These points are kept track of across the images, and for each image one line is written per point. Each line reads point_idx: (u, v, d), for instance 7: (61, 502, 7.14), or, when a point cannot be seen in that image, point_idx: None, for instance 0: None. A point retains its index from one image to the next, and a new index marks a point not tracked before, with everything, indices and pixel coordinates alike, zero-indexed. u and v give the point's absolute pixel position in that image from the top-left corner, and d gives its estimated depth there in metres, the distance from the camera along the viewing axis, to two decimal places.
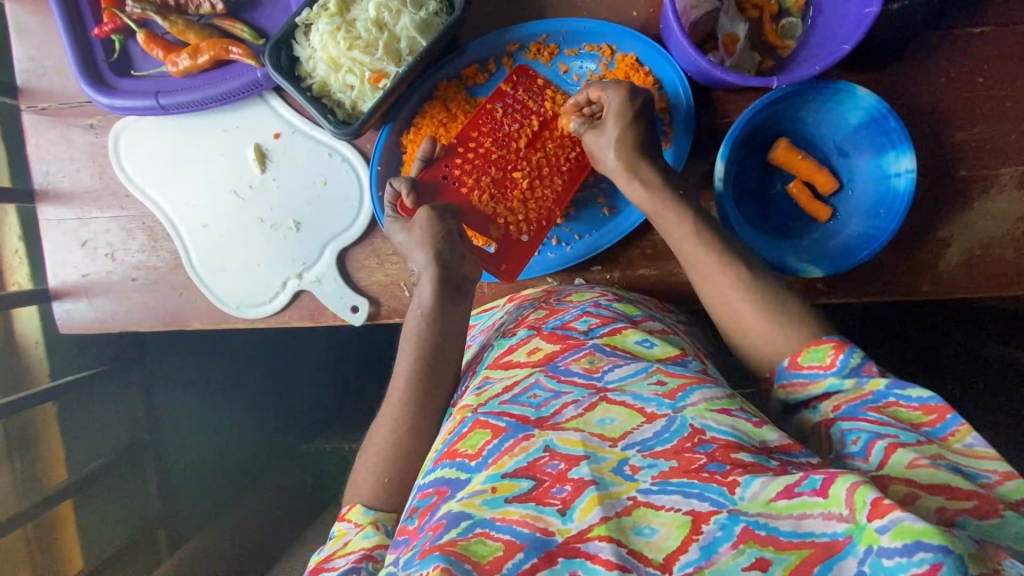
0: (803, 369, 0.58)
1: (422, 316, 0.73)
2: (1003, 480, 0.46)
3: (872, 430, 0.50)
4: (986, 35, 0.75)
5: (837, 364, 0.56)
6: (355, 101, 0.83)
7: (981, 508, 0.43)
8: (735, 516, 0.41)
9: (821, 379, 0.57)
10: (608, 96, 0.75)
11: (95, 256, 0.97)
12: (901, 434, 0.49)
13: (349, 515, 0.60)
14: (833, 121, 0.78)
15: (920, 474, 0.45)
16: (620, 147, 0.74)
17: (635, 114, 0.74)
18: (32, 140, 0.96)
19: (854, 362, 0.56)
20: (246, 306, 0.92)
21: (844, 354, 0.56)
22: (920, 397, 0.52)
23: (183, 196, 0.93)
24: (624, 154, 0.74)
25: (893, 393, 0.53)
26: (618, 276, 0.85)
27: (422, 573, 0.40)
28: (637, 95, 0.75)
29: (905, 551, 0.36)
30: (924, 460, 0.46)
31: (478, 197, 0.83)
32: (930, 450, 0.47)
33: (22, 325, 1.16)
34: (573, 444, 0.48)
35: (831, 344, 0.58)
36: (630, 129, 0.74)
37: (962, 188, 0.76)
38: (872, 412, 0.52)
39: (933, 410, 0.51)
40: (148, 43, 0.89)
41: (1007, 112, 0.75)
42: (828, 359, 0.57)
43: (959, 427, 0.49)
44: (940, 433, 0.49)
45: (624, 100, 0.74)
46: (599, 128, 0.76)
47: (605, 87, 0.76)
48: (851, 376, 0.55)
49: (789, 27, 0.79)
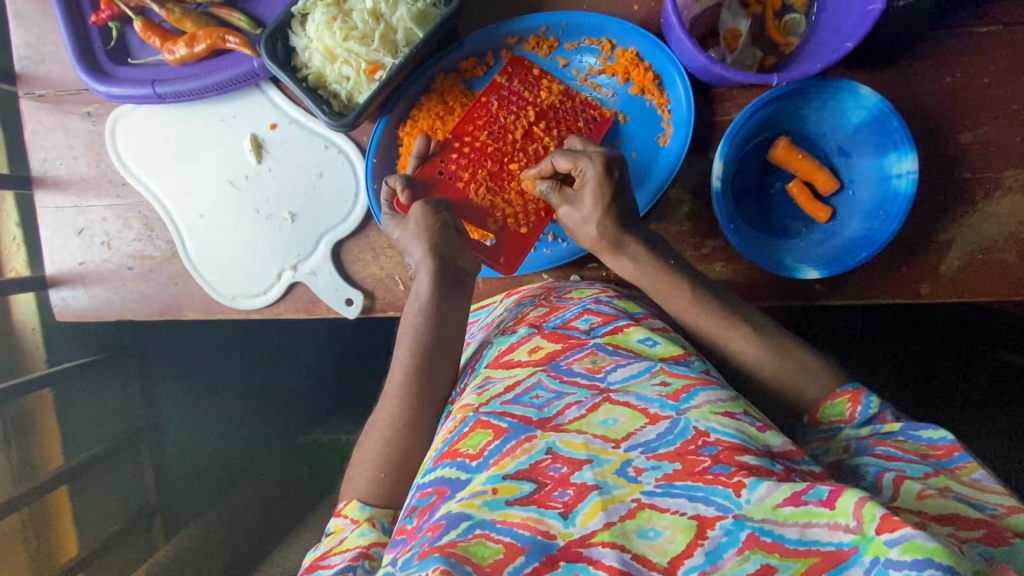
0: (823, 424, 0.61)
1: (421, 310, 0.72)
2: (1011, 512, 0.45)
3: (879, 464, 0.51)
4: (993, 36, 0.74)
5: (856, 415, 0.59)
6: (351, 93, 0.81)
7: (987, 536, 0.43)
8: (741, 521, 0.41)
9: (841, 430, 0.59)
10: (580, 168, 0.72)
11: (91, 245, 0.95)
12: (909, 467, 0.50)
13: (345, 511, 0.60)
14: (834, 120, 0.78)
15: (927, 505, 0.46)
16: (598, 226, 0.72)
17: (612, 190, 0.72)
18: (30, 127, 0.94)
19: (871, 411, 0.58)
20: (241, 297, 0.92)
21: (862, 404, 0.59)
22: (929, 437, 0.54)
23: (180, 185, 0.92)
24: (603, 231, 0.72)
25: (905, 434, 0.55)
26: (614, 273, 0.85)
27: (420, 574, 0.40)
28: (612, 167, 0.72)
29: (915, 565, 0.35)
30: (932, 491, 0.47)
31: (474, 190, 0.82)
32: (938, 482, 0.48)
33: (20, 312, 1.14)
34: (577, 447, 0.48)
35: (847, 395, 0.61)
36: (610, 210, 0.72)
37: (966, 190, 0.76)
38: (880, 449, 0.54)
39: (942, 448, 0.52)
40: (145, 32, 0.87)
41: (1013, 114, 0.75)
42: (847, 411, 0.60)
43: (966, 463, 0.50)
44: (948, 466, 0.51)
45: (599, 175, 0.71)
46: (575, 204, 0.73)
47: (577, 159, 0.72)
48: (868, 424, 0.58)
49: (793, 24, 0.78)
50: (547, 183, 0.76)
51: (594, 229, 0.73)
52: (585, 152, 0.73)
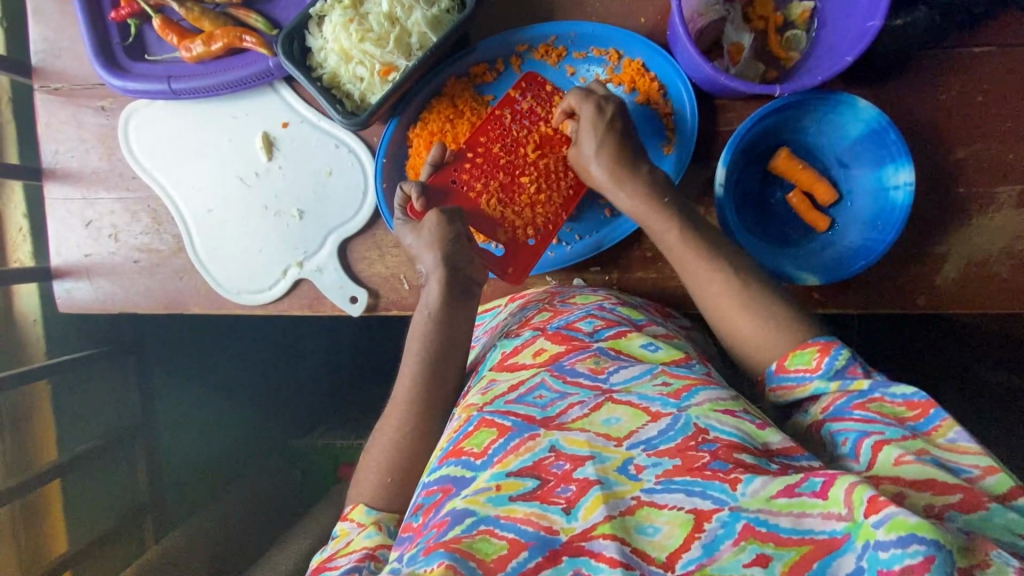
0: (789, 373, 0.61)
1: (429, 317, 0.74)
2: (986, 475, 0.47)
3: (858, 429, 0.52)
4: (987, 55, 0.77)
5: (823, 366, 0.59)
6: (365, 93, 0.83)
7: (965, 501, 0.45)
8: (736, 513, 0.42)
9: (807, 382, 0.59)
10: (580, 106, 0.77)
11: (98, 237, 0.97)
12: (887, 430, 0.51)
13: (352, 514, 0.61)
14: (834, 131, 0.80)
15: (905, 471, 0.47)
16: (601, 163, 0.76)
17: (606, 124, 0.76)
18: (43, 119, 0.96)
19: (839, 364, 0.58)
20: (245, 292, 0.93)
21: (830, 356, 0.59)
22: (904, 393, 0.54)
23: (190, 180, 0.93)
24: (606, 168, 0.76)
25: (879, 390, 0.55)
26: (617, 277, 0.86)
27: (425, 569, 0.42)
28: (607, 104, 0.76)
29: (899, 543, 0.37)
30: (908, 456, 0.48)
31: (485, 201, 0.84)
32: (914, 445, 0.49)
33: (21, 302, 1.15)
34: (579, 444, 0.49)
35: (817, 346, 0.60)
36: (607, 144, 0.75)
37: (962, 204, 0.79)
38: (857, 410, 0.54)
39: (917, 406, 0.53)
40: (163, 29, 0.89)
41: (1006, 131, 0.77)
42: (813, 362, 0.60)
43: (942, 422, 0.51)
44: (924, 428, 0.52)
45: (593, 111, 0.76)
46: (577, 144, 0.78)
47: (578, 98, 0.77)
48: (835, 378, 0.58)
49: (794, 40, 0.81)
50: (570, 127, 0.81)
51: (596, 165, 0.76)
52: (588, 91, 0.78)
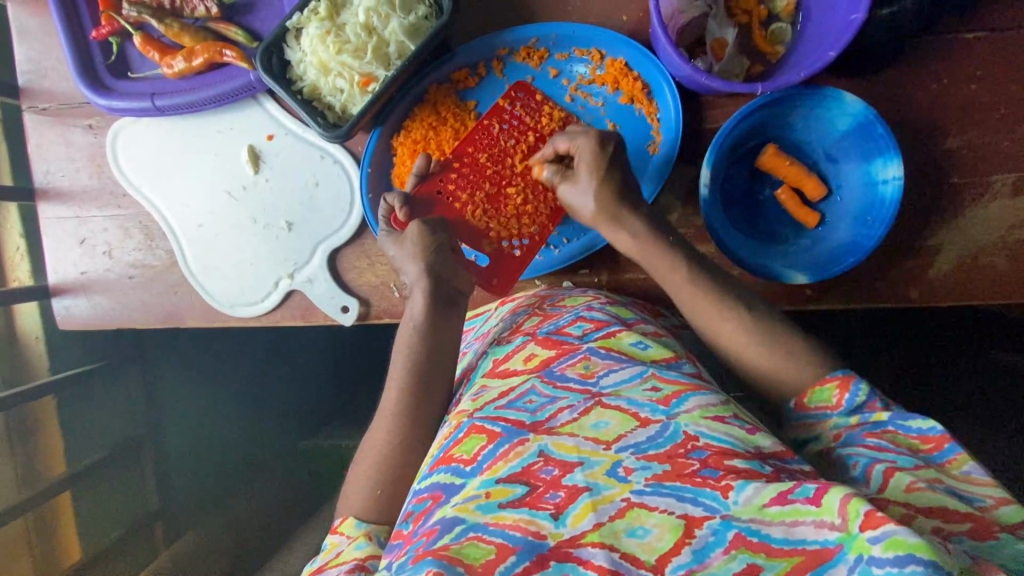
0: (809, 410, 0.60)
1: (416, 329, 0.73)
2: (999, 505, 0.47)
3: (870, 455, 0.52)
4: (977, 42, 0.75)
5: (843, 402, 0.59)
6: (345, 104, 0.82)
7: (976, 530, 0.45)
8: (727, 522, 0.42)
9: (828, 418, 0.59)
10: (577, 146, 0.75)
11: (93, 254, 0.97)
12: (899, 459, 0.51)
13: (343, 529, 0.61)
14: (822, 126, 0.78)
15: (915, 497, 0.47)
16: (595, 200, 0.74)
17: (606, 162, 0.73)
18: (33, 140, 0.96)
19: (859, 400, 0.58)
20: (239, 304, 0.93)
21: (849, 392, 0.59)
22: (919, 426, 0.54)
23: (179, 196, 0.93)
24: (600, 206, 0.74)
25: (894, 423, 0.55)
26: (607, 279, 0.85)
27: None
28: (606, 141, 0.74)
29: (897, 561, 0.36)
30: (921, 483, 0.48)
31: (472, 212, 0.83)
32: (926, 474, 0.49)
33: (22, 320, 1.17)
34: (567, 450, 0.49)
35: (835, 382, 0.60)
36: (604, 180, 0.73)
37: (954, 195, 0.77)
38: (871, 439, 0.54)
39: (932, 439, 0.53)
40: (145, 46, 0.89)
41: (1000, 118, 0.76)
42: (834, 398, 0.59)
43: (956, 456, 0.51)
44: (938, 460, 0.52)
45: (594, 150, 0.73)
46: (572, 180, 0.76)
47: (573, 137, 0.75)
48: (855, 413, 0.58)
49: (779, 33, 0.79)
50: (553, 167, 0.78)
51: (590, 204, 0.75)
52: (582, 131, 0.76)
